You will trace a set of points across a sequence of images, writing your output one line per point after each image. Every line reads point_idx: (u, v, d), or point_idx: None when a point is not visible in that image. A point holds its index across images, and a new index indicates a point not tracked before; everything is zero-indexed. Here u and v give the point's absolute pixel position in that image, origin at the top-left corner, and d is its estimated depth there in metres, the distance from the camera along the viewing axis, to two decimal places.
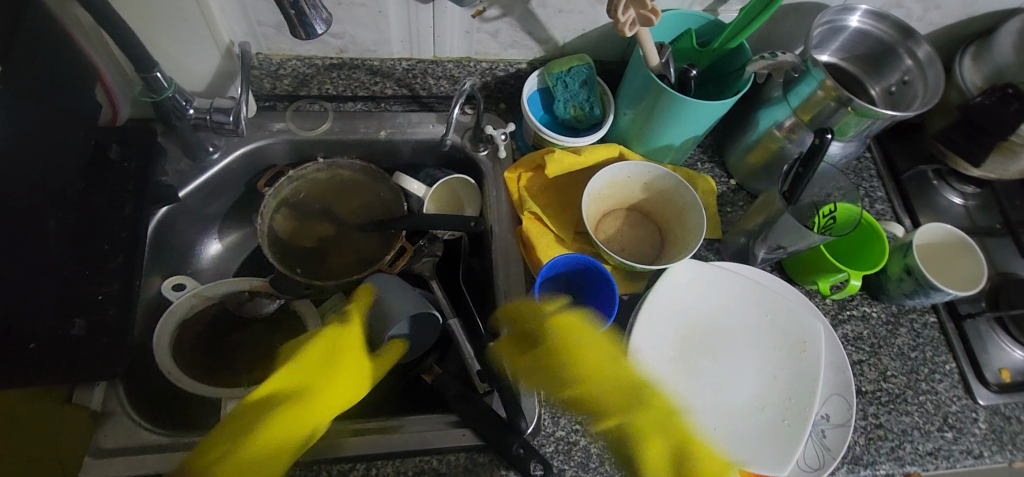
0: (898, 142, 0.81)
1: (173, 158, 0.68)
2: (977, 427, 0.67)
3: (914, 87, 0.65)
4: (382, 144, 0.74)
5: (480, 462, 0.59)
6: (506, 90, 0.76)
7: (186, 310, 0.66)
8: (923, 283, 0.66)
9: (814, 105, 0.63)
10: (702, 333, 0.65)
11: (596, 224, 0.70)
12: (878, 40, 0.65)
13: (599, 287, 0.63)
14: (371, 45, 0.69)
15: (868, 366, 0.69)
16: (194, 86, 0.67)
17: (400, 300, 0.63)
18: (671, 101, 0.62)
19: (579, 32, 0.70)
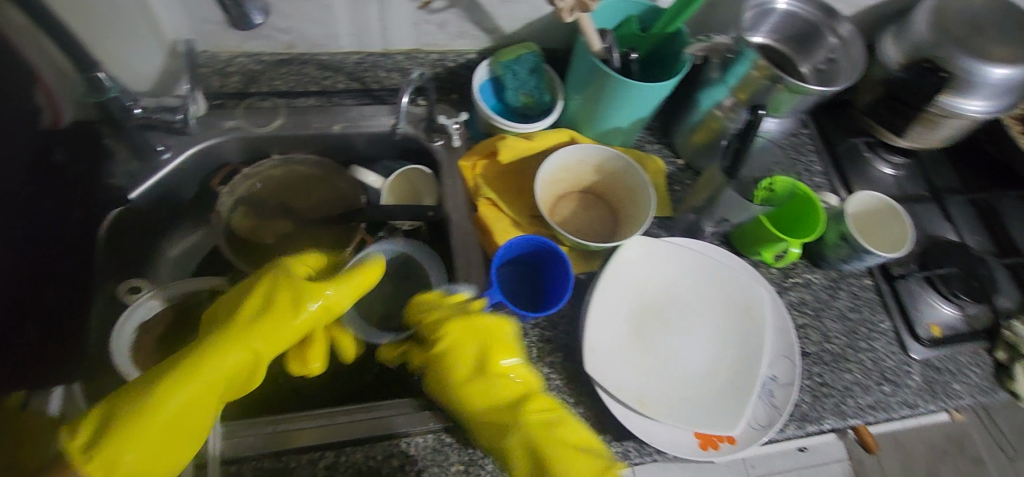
0: (832, 118, 0.86)
1: (121, 159, 0.67)
2: (912, 380, 0.72)
3: (839, 65, 0.68)
4: (337, 138, 0.75)
5: (448, 442, 0.61)
6: (458, 80, 0.78)
7: (145, 313, 0.65)
8: (857, 248, 0.71)
9: (750, 84, 0.66)
10: (661, 296, 0.69)
11: (552, 207, 0.72)
12: (805, 21, 0.69)
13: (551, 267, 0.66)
14: (320, 39, 0.69)
15: (812, 329, 0.74)
16: (140, 86, 0.66)
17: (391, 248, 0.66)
18: (614, 85, 0.64)
19: (525, 21, 0.71)
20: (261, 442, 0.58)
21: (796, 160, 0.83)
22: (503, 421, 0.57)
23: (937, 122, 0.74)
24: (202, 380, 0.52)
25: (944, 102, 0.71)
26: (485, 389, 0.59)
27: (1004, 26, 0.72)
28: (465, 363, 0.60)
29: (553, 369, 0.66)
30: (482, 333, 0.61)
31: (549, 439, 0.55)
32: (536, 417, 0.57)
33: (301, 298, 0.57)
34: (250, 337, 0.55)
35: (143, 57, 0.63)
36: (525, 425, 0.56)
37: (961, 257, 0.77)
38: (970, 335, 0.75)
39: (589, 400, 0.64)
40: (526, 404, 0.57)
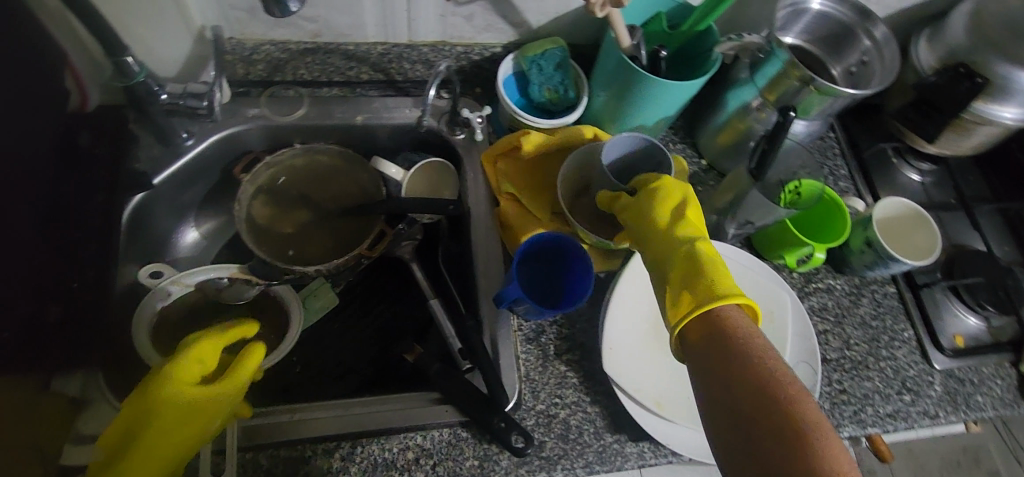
0: (859, 122, 0.84)
1: (145, 144, 0.68)
2: (933, 390, 0.71)
3: (872, 67, 0.67)
4: (359, 129, 0.75)
5: (463, 436, 0.61)
6: (482, 74, 0.77)
7: (164, 297, 0.65)
8: (883, 255, 0.69)
9: (780, 85, 0.65)
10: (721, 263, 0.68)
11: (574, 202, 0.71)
12: (839, 22, 0.68)
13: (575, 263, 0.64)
14: (346, 29, 0.69)
15: (833, 335, 0.73)
16: (167, 71, 0.65)
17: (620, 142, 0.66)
18: (641, 82, 0.64)
19: (552, 16, 0.71)
20: (278, 430, 0.58)
21: (822, 163, 0.82)
22: (679, 249, 0.54)
23: (970, 128, 0.73)
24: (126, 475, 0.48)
25: (977, 109, 0.69)
26: (678, 227, 0.56)
27: None
28: (666, 212, 0.57)
29: (570, 367, 0.65)
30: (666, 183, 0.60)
31: (723, 274, 0.50)
32: (708, 253, 0.53)
33: (207, 394, 0.52)
34: (161, 444, 0.50)
35: (170, 43, 0.63)
36: (709, 257, 0.52)
37: (988, 267, 0.76)
38: (994, 346, 0.74)
39: (606, 399, 0.64)
40: (706, 249, 0.53)
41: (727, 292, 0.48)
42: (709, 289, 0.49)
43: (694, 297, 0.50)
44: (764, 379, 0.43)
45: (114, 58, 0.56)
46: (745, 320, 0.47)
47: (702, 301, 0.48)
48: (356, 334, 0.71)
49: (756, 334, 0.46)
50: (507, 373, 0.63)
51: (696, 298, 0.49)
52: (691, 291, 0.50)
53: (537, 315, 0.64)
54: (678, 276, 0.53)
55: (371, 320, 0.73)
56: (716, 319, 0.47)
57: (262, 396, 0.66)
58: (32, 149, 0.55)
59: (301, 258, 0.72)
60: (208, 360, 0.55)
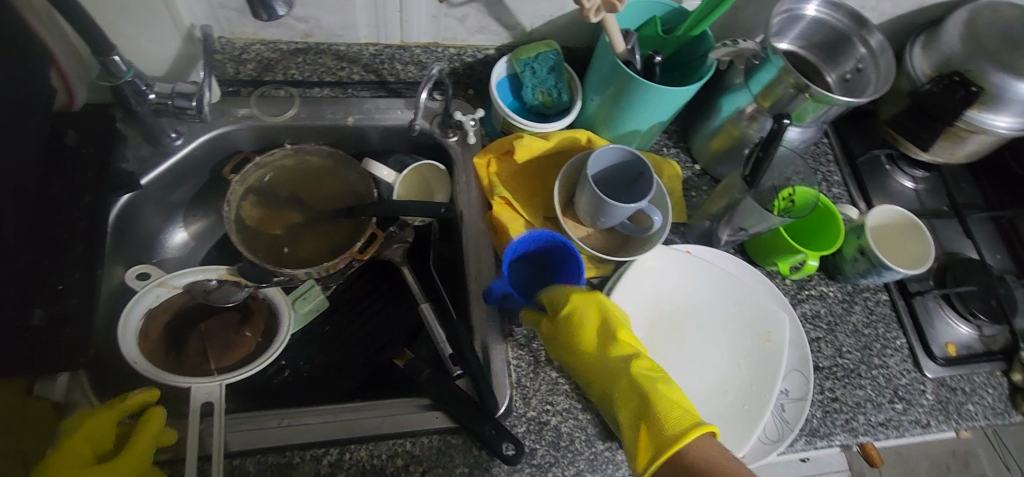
0: (853, 128, 0.84)
1: (133, 143, 0.67)
2: (925, 398, 0.71)
3: (867, 74, 0.67)
4: (350, 130, 0.74)
5: (453, 443, 0.60)
6: (475, 76, 0.77)
7: (152, 300, 0.65)
8: (875, 263, 0.69)
9: (775, 91, 0.65)
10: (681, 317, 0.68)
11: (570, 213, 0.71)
12: (835, 29, 0.67)
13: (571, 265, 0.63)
14: (338, 29, 0.68)
15: (825, 343, 0.72)
16: (154, 71, 0.65)
17: (604, 157, 0.66)
18: (635, 87, 0.63)
19: (546, 18, 0.70)
20: (266, 436, 0.57)
21: (816, 169, 0.81)
22: (614, 375, 0.56)
23: (964, 137, 0.73)
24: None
25: (971, 118, 0.69)
26: (604, 354, 0.57)
27: None
28: (591, 334, 0.58)
29: (562, 374, 0.65)
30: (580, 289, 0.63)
31: (670, 389, 0.53)
32: (648, 380, 0.56)
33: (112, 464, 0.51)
34: None
35: (158, 42, 0.62)
36: (648, 383, 0.53)
37: (981, 275, 0.75)
38: (986, 355, 0.74)
39: (597, 406, 0.64)
40: (645, 368, 0.55)
41: (676, 421, 0.50)
42: (659, 426, 0.50)
43: (648, 437, 0.51)
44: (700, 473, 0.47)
45: (100, 57, 0.55)
46: (704, 438, 0.49)
47: (659, 451, 0.49)
48: (345, 338, 0.71)
49: (705, 446, 0.49)
50: (498, 379, 0.63)
51: (650, 439, 0.51)
52: (645, 426, 0.51)
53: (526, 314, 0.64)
54: (627, 413, 0.53)
55: (360, 325, 0.72)
56: (656, 416, 0.51)
57: (250, 400, 0.66)
58: (17, 149, 0.54)
59: (296, 256, 0.71)
60: (101, 437, 0.53)
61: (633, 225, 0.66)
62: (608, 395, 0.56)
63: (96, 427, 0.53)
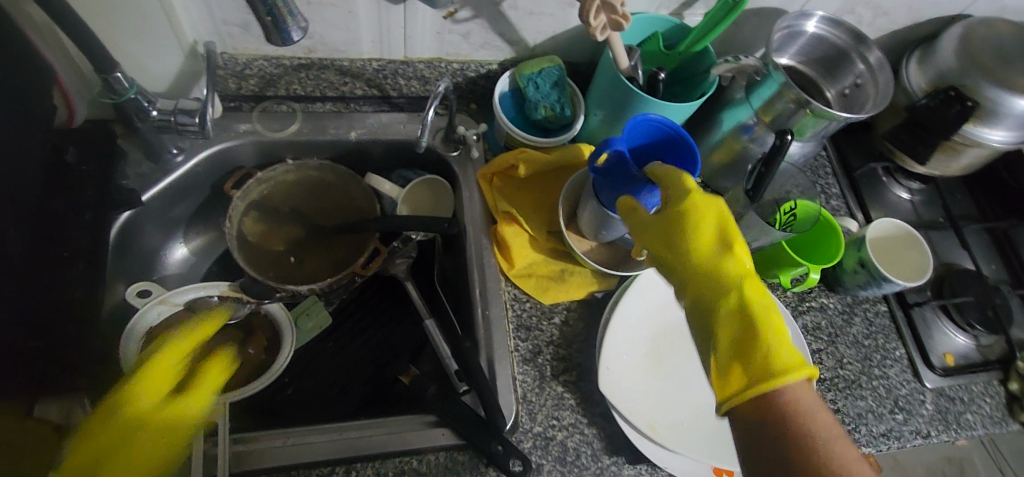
0: (849, 141, 0.86)
1: (133, 160, 0.66)
2: (924, 408, 0.72)
3: (866, 90, 0.68)
4: (353, 145, 0.74)
5: (460, 460, 0.60)
6: (477, 90, 0.77)
7: (154, 317, 0.64)
8: (876, 275, 0.70)
9: (775, 106, 0.66)
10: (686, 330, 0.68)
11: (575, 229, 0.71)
12: (834, 45, 0.68)
13: (683, 162, 0.60)
14: (341, 45, 0.68)
15: (827, 354, 0.73)
16: (153, 86, 0.65)
17: None
18: (639, 103, 0.64)
19: (549, 34, 0.71)
20: (266, 456, 0.57)
21: (815, 181, 0.82)
22: (728, 298, 0.51)
23: (960, 150, 0.74)
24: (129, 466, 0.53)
25: (968, 132, 0.70)
26: (721, 265, 0.52)
27: None
28: (708, 244, 0.53)
29: (567, 389, 0.65)
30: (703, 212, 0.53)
31: (768, 311, 0.51)
32: (756, 304, 0.50)
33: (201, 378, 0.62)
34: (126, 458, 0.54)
35: (161, 58, 0.62)
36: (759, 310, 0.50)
37: (978, 286, 0.77)
38: (983, 365, 0.75)
39: (603, 421, 0.64)
40: (755, 287, 0.52)
41: (788, 367, 0.47)
42: (762, 364, 0.48)
43: (745, 371, 0.49)
44: (816, 448, 0.44)
45: (103, 74, 0.55)
46: (804, 387, 0.47)
47: (754, 385, 0.48)
48: (349, 354, 0.70)
49: (817, 411, 0.46)
50: (503, 395, 0.62)
51: (747, 376, 0.49)
52: (743, 363, 0.49)
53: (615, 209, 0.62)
54: (727, 337, 0.51)
55: (364, 340, 0.71)
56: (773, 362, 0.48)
57: (251, 418, 0.65)
58: (19, 168, 0.53)
59: (303, 269, 0.72)
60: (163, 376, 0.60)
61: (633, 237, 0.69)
62: (711, 304, 0.52)
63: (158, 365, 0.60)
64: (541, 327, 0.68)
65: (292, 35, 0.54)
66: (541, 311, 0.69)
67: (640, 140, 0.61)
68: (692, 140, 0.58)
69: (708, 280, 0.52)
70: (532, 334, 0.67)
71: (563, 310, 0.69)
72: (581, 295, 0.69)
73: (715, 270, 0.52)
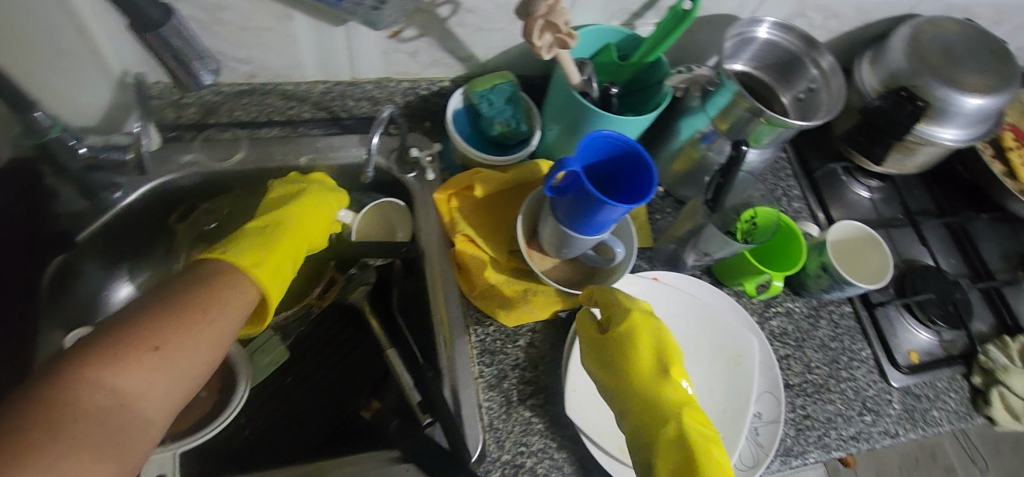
0: (809, 142, 0.86)
1: (67, 200, 0.61)
2: (892, 408, 0.72)
3: (820, 95, 0.67)
4: (303, 170, 0.71)
5: None
6: (431, 108, 0.75)
7: None
8: (838, 279, 0.70)
9: (730, 114, 0.65)
10: None
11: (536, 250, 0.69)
12: (786, 50, 0.68)
13: (641, 182, 0.58)
14: (283, 68, 0.65)
15: (794, 360, 0.73)
16: (84, 121, 0.62)
17: None
18: (592, 119, 0.63)
19: (500, 49, 0.69)
20: None
21: (776, 185, 0.82)
22: (668, 427, 0.52)
23: (914, 148, 0.74)
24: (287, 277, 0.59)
25: (920, 131, 0.71)
26: (660, 392, 0.54)
27: (979, 55, 0.72)
28: (645, 371, 0.55)
29: (535, 413, 0.63)
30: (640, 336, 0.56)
31: (707, 443, 0.51)
32: (696, 431, 0.52)
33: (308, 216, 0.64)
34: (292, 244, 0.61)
35: (88, 92, 0.59)
36: (698, 437, 0.52)
37: (938, 282, 0.77)
38: (947, 360, 0.75)
39: (573, 444, 0.62)
40: (694, 416, 0.53)
41: None
42: None
43: None
44: None
45: (20, 114, 0.52)
46: None
47: None
48: (309, 389, 0.67)
49: None
50: (468, 425, 0.61)
51: None
52: None
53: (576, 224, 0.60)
54: (665, 465, 0.51)
55: (325, 372, 0.69)
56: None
57: (207, 464, 0.62)
58: None
59: None
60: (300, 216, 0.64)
61: (595, 254, 0.67)
62: (651, 426, 0.53)
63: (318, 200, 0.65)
64: (505, 350, 0.66)
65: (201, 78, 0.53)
66: (505, 334, 0.67)
67: (596, 155, 0.59)
68: (650, 159, 0.56)
69: (647, 409, 0.54)
70: (496, 358, 0.65)
71: (528, 332, 0.67)
72: (546, 315, 0.67)
73: (655, 398, 0.54)
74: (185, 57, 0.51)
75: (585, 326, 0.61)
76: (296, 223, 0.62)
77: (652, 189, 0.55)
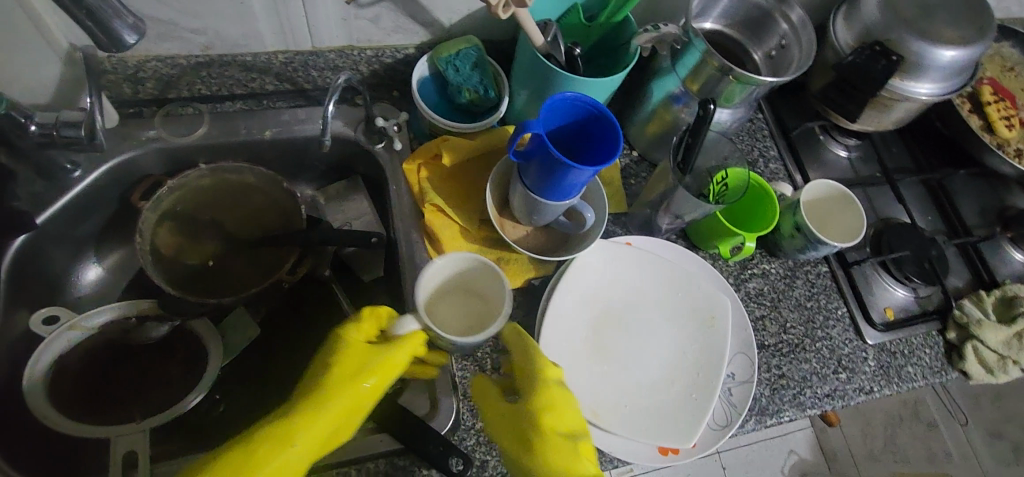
0: (785, 102, 0.85)
1: (24, 181, 0.60)
2: (867, 365, 0.72)
3: (791, 51, 0.66)
4: (268, 144, 0.70)
5: (401, 465, 0.58)
6: (397, 77, 0.73)
7: (63, 345, 0.61)
8: (812, 239, 0.70)
9: (700, 74, 0.64)
10: (626, 312, 0.67)
11: (508, 222, 0.67)
12: (757, 6, 0.66)
13: (607, 142, 0.57)
14: (240, 39, 0.63)
15: (770, 320, 0.73)
16: (34, 98, 0.59)
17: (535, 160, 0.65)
18: (558, 80, 0.61)
19: (464, 13, 0.67)
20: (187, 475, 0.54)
21: (751, 146, 0.81)
22: None
23: (890, 105, 0.73)
24: (275, 473, 0.48)
25: (893, 85, 0.70)
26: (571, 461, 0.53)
27: (953, 7, 0.71)
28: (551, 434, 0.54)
29: None
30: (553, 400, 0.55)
31: None
32: None
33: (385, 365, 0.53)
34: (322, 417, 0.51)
35: (36, 69, 0.57)
36: None
37: (914, 238, 0.77)
38: (922, 316, 0.76)
39: None
40: None
41: None
42: None
43: None
44: None
45: None
46: None
47: None
48: (283, 363, 0.68)
49: None
50: (443, 393, 0.61)
51: None
52: None
53: (546, 190, 0.59)
54: None
55: (298, 348, 0.69)
56: None
57: (178, 440, 0.62)
58: None
59: (220, 286, 0.68)
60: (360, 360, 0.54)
61: (567, 221, 0.65)
62: None
63: (352, 345, 0.55)
64: None
65: (126, 40, 0.50)
66: None
67: (560, 118, 0.58)
68: (613, 116, 0.55)
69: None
70: None
71: None
72: (518, 282, 0.67)
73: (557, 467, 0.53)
74: (102, 16, 0.48)
75: (482, 389, 0.58)
76: (331, 392, 0.52)
77: (618, 145, 0.54)
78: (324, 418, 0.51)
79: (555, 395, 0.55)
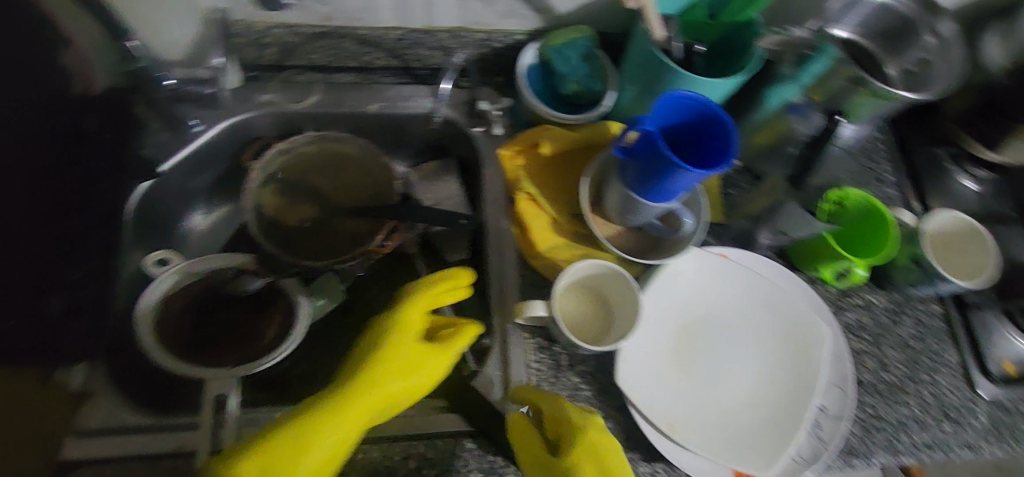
0: (913, 124, 0.78)
1: (152, 130, 0.66)
2: (977, 420, 0.66)
3: (933, 67, 0.60)
4: (373, 118, 0.72)
5: (469, 447, 0.57)
6: (503, 62, 0.73)
7: (170, 286, 0.65)
8: (931, 273, 0.64)
9: (828, 83, 0.60)
10: (714, 326, 0.64)
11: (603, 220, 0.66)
12: (899, 15, 0.61)
13: (718, 147, 0.54)
14: (357, 13, 0.65)
15: (869, 356, 0.67)
16: (172, 53, 0.63)
17: None
18: (672, 77, 0.59)
19: (580, 2, 0.66)
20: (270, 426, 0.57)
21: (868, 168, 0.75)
22: None
23: None
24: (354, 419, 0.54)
25: None
26: None
27: None
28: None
29: (584, 380, 0.61)
30: (585, 445, 0.53)
31: None
32: None
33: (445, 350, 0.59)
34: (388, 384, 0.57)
35: (176, 26, 0.61)
36: None
37: None
38: None
39: (620, 416, 0.60)
40: None
41: None
42: None
43: None
44: None
45: None
46: None
47: None
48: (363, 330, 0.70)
49: None
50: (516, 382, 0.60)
51: None
52: None
53: (643, 187, 0.57)
54: None
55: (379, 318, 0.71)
56: None
57: (261, 393, 0.65)
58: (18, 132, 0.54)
59: (312, 251, 0.70)
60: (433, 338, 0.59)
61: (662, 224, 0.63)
62: None
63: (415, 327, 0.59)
64: None
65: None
66: None
67: (672, 117, 0.56)
68: (730, 120, 0.52)
69: None
70: None
71: None
72: None
73: None
74: None
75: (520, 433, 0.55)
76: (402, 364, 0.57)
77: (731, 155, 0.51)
78: (389, 387, 0.56)
79: (590, 441, 0.53)
